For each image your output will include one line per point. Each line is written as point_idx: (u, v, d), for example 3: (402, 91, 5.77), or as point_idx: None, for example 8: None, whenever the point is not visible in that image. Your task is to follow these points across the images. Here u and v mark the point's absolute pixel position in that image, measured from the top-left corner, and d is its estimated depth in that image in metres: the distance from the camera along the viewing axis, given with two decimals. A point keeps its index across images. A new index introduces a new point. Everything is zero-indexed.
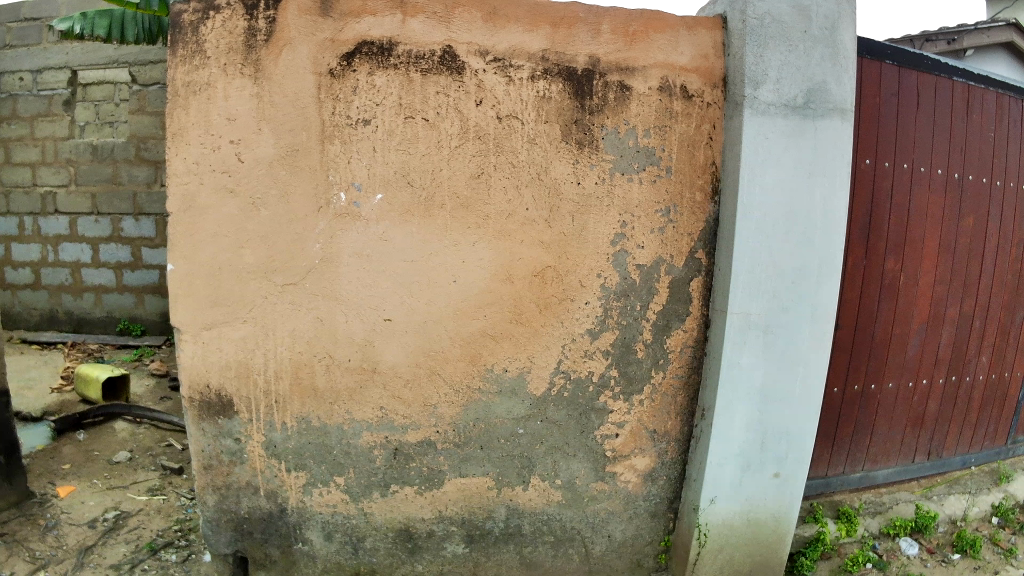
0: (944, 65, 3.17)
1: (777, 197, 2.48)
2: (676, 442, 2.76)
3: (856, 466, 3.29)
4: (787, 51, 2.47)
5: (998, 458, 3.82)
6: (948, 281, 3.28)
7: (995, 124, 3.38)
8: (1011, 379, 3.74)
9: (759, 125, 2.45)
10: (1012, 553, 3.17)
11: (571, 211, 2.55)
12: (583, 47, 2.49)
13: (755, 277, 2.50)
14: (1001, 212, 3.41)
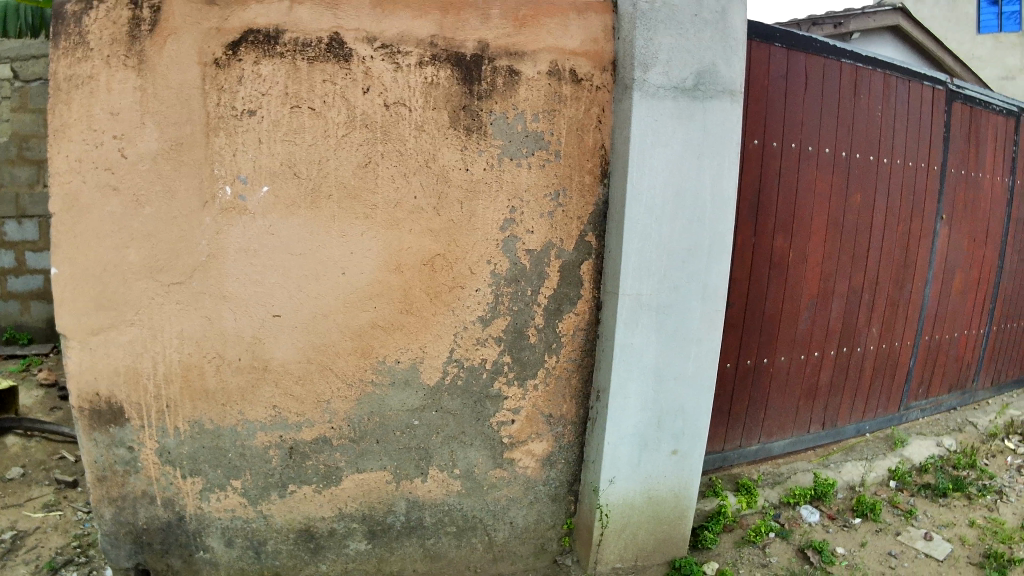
0: (834, 47, 3.16)
1: (666, 179, 2.46)
2: (571, 425, 2.77)
3: (752, 439, 3.30)
4: (677, 34, 2.46)
5: (891, 424, 3.95)
6: (837, 257, 3.36)
7: (882, 104, 3.44)
8: (902, 348, 3.86)
9: (650, 107, 2.43)
10: (910, 513, 3.25)
11: (459, 198, 2.52)
12: (472, 32, 2.46)
13: (645, 258, 2.46)
14: (887, 188, 3.50)
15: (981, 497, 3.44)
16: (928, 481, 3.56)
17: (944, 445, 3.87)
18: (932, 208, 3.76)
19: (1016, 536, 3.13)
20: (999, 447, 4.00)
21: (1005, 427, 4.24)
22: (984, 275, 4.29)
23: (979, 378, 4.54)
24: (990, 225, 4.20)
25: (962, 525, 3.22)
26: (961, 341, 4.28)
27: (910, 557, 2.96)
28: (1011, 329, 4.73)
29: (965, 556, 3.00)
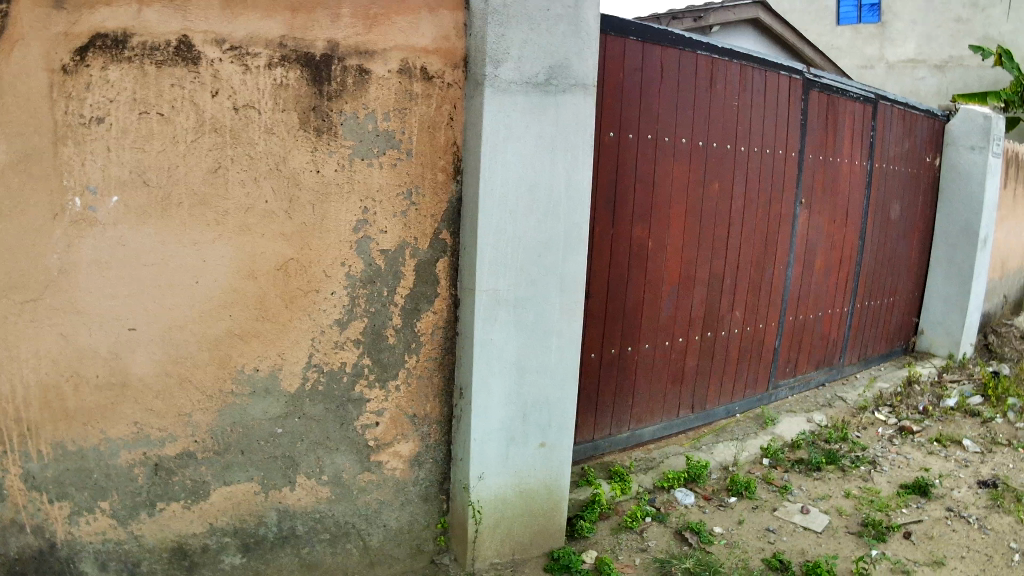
0: (689, 39, 3.21)
1: (518, 172, 2.38)
2: (437, 424, 2.75)
3: (622, 426, 3.33)
4: (528, 29, 2.36)
5: (760, 404, 4.07)
6: (696, 244, 3.43)
7: (738, 94, 3.52)
8: (767, 330, 3.98)
9: (501, 103, 2.33)
10: (785, 489, 3.32)
11: (311, 201, 2.45)
12: (322, 32, 2.39)
13: (500, 251, 2.37)
14: (744, 175, 3.60)
15: (853, 468, 3.58)
16: (800, 456, 3.66)
17: (814, 421, 3.99)
18: (790, 194, 3.90)
19: (891, 504, 3.29)
20: (869, 419, 4.16)
21: (872, 400, 4.42)
22: (845, 256, 4.48)
23: (846, 354, 4.74)
24: (849, 209, 4.40)
25: (836, 496, 3.32)
26: (825, 320, 4.44)
27: (789, 531, 3.00)
28: (873, 306, 4.93)
29: (843, 527, 3.09)
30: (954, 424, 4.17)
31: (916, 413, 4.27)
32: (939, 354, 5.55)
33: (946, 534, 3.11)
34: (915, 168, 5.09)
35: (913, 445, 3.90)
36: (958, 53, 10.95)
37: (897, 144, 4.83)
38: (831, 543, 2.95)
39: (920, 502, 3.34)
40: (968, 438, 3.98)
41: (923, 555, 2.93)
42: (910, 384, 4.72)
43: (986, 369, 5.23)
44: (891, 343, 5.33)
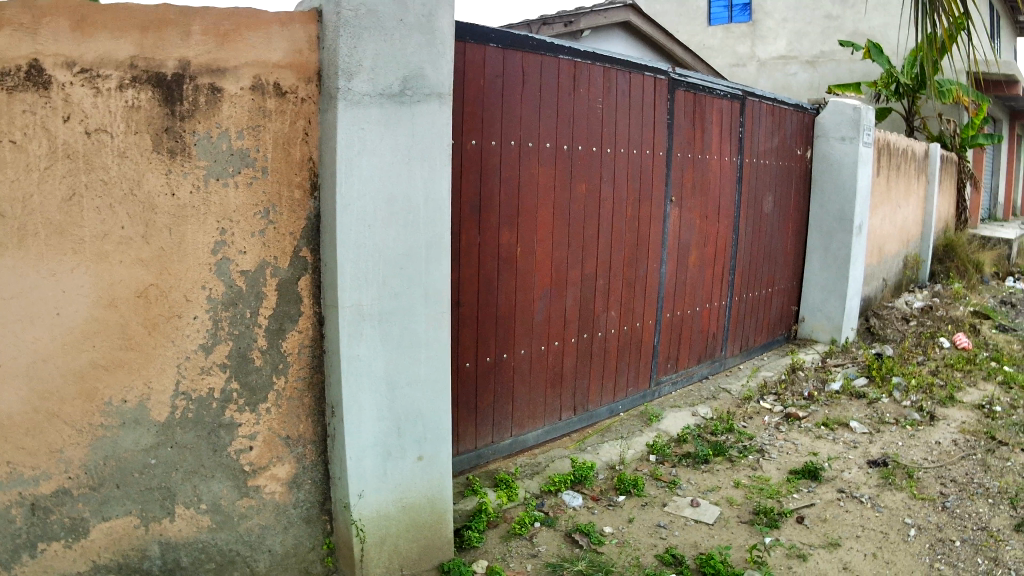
0: (550, 43, 3.23)
1: (375, 184, 2.35)
2: (312, 444, 2.66)
3: (504, 433, 3.32)
4: (381, 41, 2.32)
5: (643, 401, 4.15)
6: (566, 247, 3.45)
7: (602, 96, 3.55)
8: (644, 327, 4.05)
9: (355, 117, 2.29)
10: (674, 484, 3.35)
11: (168, 224, 2.34)
12: (173, 51, 2.31)
13: (361, 265, 2.34)
14: (612, 176, 3.64)
15: (741, 458, 3.67)
16: (687, 450, 3.70)
17: (699, 414, 4.09)
18: (659, 192, 3.98)
19: (782, 490, 3.37)
20: (755, 409, 4.33)
21: (756, 388, 4.59)
22: (719, 250, 4.60)
23: (726, 346, 4.89)
24: (721, 203, 4.53)
25: (727, 487, 3.37)
26: (703, 314, 4.55)
27: (680, 526, 3.02)
28: (752, 297, 5.09)
29: (734, 517, 3.12)
30: (840, 406, 4.43)
31: (801, 399, 4.51)
32: (821, 339, 5.71)
33: (839, 515, 3.21)
34: (786, 161, 5.28)
35: (800, 430, 4.09)
36: (829, 48, 11.83)
37: (767, 138, 4.99)
38: (725, 533, 2.98)
39: (811, 486, 3.44)
40: (856, 420, 4.24)
41: (817, 538, 3.00)
42: (794, 371, 4.90)
43: (867, 351, 5.43)
44: (772, 333, 5.51)
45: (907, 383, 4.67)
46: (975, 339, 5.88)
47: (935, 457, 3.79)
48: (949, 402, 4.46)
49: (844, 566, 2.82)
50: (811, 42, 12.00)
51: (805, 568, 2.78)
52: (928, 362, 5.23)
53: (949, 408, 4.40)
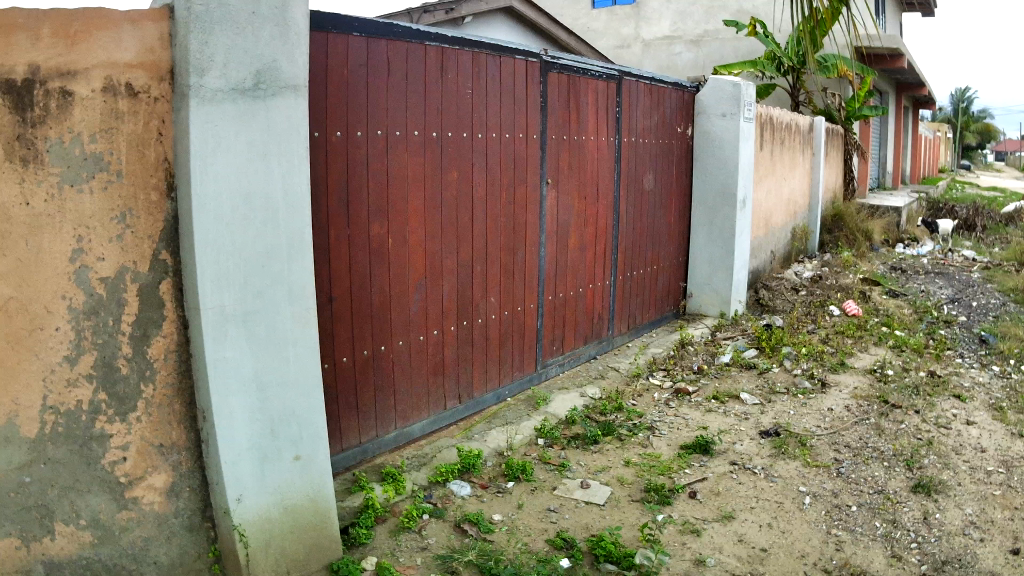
0: (415, 31, 3.23)
1: (231, 182, 2.31)
2: (187, 451, 2.55)
3: (389, 427, 3.33)
4: (233, 36, 2.28)
5: (529, 385, 4.23)
6: (439, 236, 3.47)
7: (472, 81, 3.57)
8: (525, 311, 4.11)
9: (208, 114, 2.25)
10: (563, 466, 3.45)
11: (24, 235, 2.27)
12: (21, 56, 2.23)
13: (222, 266, 2.31)
14: (484, 162, 3.68)
15: (631, 436, 3.85)
16: (577, 432, 3.81)
17: (587, 395, 4.23)
18: (534, 176, 4.03)
19: (673, 467, 3.56)
20: (644, 386, 4.52)
21: (645, 366, 4.81)
22: (600, 230, 4.70)
23: (613, 326, 5.01)
24: (599, 184, 4.63)
25: (617, 467, 3.52)
26: (586, 295, 4.65)
27: (570, 508, 3.12)
28: (636, 276, 5.22)
29: (625, 496, 3.26)
30: (731, 379, 4.78)
31: (691, 373, 4.78)
32: (710, 313, 5.92)
33: (731, 488, 3.42)
34: (667, 139, 5.40)
35: (690, 405, 4.35)
36: (712, 27, 12.56)
37: (644, 117, 5.10)
38: (616, 513, 3.10)
39: (702, 460, 3.67)
40: (747, 391, 4.60)
41: (711, 512, 3.18)
42: (683, 346, 5.19)
43: (756, 323, 5.78)
44: (661, 310, 5.65)
45: (798, 352, 5.22)
46: (864, 306, 6.60)
47: (827, 423, 4.23)
48: (840, 368, 5.07)
49: (738, 537, 3.01)
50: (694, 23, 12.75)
51: (698, 543, 2.93)
52: (818, 331, 5.93)
53: (840, 374, 5.01)
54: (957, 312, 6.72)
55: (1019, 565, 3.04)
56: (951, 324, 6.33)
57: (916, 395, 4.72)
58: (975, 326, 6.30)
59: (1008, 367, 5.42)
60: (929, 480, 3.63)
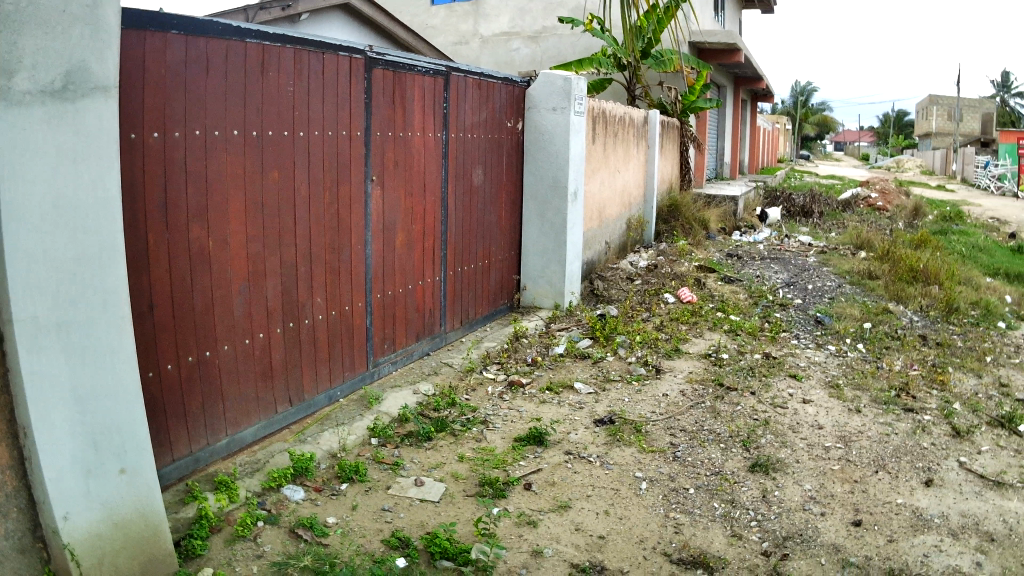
0: (234, 27, 3.16)
1: (42, 187, 2.20)
2: (12, 469, 2.28)
3: (220, 435, 3.27)
4: (41, 34, 2.17)
5: (362, 384, 4.21)
6: (262, 237, 3.41)
7: (294, 78, 3.53)
8: (354, 311, 4.09)
9: (14, 117, 2.12)
10: (397, 465, 3.52)
11: None
12: None
13: (36, 275, 2.20)
14: (307, 160, 3.64)
15: (464, 431, 3.96)
16: (410, 429, 3.89)
17: (421, 392, 4.28)
18: (359, 174, 4.01)
19: (508, 460, 3.71)
20: (478, 380, 4.63)
21: (478, 360, 4.89)
22: (428, 226, 4.71)
23: (445, 322, 5.04)
24: (427, 180, 4.64)
25: (451, 462, 3.63)
26: (416, 292, 4.65)
27: (405, 507, 3.20)
28: (468, 271, 5.26)
29: (460, 492, 3.38)
30: (564, 369, 4.96)
31: (525, 365, 4.93)
32: (545, 306, 6.02)
33: (567, 477, 3.63)
34: (496, 133, 5.46)
35: (524, 397, 4.50)
36: (549, 24, 13.09)
37: (474, 112, 5.15)
38: (451, 509, 3.21)
39: (537, 451, 3.85)
40: (581, 380, 4.82)
41: (546, 503, 3.37)
42: (516, 340, 5.28)
43: (590, 313, 5.97)
44: (494, 303, 5.73)
45: (631, 340, 5.48)
46: (699, 293, 6.94)
47: (662, 409, 4.51)
48: (674, 354, 5.38)
49: (575, 527, 3.22)
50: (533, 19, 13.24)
51: (534, 534, 3.11)
52: (654, 318, 6.16)
53: (675, 359, 5.31)
54: (792, 295, 7.19)
55: (862, 536, 3.43)
56: (786, 308, 6.77)
57: (751, 376, 5.12)
58: (809, 309, 6.79)
59: (843, 347, 5.93)
60: (766, 459, 4.00)
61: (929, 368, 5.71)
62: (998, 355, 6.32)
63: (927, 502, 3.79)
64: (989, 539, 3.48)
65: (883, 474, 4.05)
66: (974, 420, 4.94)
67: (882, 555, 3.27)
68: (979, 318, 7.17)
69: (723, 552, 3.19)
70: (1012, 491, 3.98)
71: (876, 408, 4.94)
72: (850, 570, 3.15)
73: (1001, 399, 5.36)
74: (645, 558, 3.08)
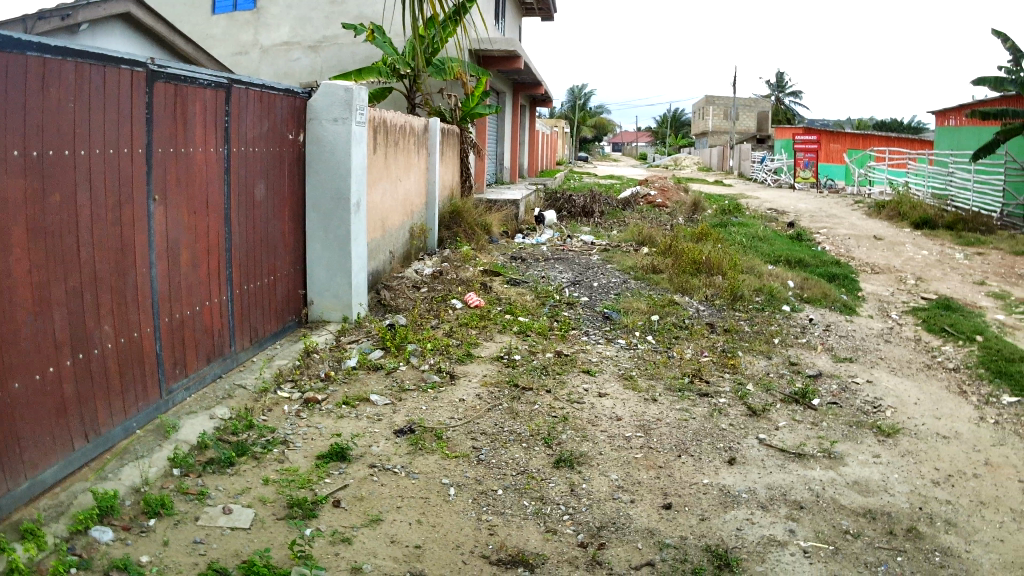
0: (13, 40, 3.07)
1: None
2: None
3: (18, 479, 3.15)
4: None
5: (157, 414, 4.11)
6: (45, 264, 3.31)
7: (74, 93, 3.45)
8: (143, 337, 3.99)
9: None
10: (203, 495, 3.51)
11: None
12: None
13: None
14: (88, 181, 3.55)
15: (265, 453, 3.98)
16: (210, 456, 3.87)
17: (217, 416, 4.24)
18: (141, 192, 3.94)
19: (313, 478, 3.77)
20: (273, 400, 4.62)
21: (271, 379, 4.86)
22: (211, 244, 4.66)
23: (235, 342, 4.96)
24: (208, 196, 4.61)
25: (256, 486, 3.65)
26: (204, 313, 4.58)
27: (217, 537, 3.21)
28: (255, 289, 5.21)
29: (270, 515, 3.41)
30: (358, 382, 5.04)
31: (318, 381, 4.96)
32: (333, 319, 6.02)
33: (374, 491, 3.72)
34: (277, 146, 5.45)
35: (321, 413, 4.55)
36: (331, 34, 13.80)
37: (254, 125, 5.13)
38: (263, 535, 3.25)
39: (341, 467, 3.92)
40: (377, 392, 4.90)
41: (358, 518, 3.46)
42: (308, 355, 5.25)
43: (379, 323, 6.06)
44: (283, 320, 5.65)
45: (422, 348, 5.62)
46: (485, 296, 7.19)
47: (460, 414, 4.68)
48: (467, 359, 5.58)
49: (390, 540, 3.33)
50: (314, 28, 13.88)
51: (350, 551, 3.21)
52: (442, 324, 6.29)
53: (467, 364, 5.52)
54: (579, 294, 7.57)
55: (674, 518, 3.76)
56: (574, 306, 7.13)
57: (545, 374, 5.42)
58: (596, 305, 7.18)
59: (631, 340, 6.33)
60: (569, 454, 4.25)
61: (719, 353, 6.26)
62: (784, 336, 7.01)
63: (732, 479, 4.22)
64: (796, 508, 3.96)
65: (686, 458, 4.42)
66: (769, 398, 5.51)
67: (695, 534, 3.62)
68: (761, 305, 7.86)
69: (540, 548, 3.40)
70: (813, 462, 4.56)
71: (672, 396, 5.33)
72: (667, 551, 3.47)
73: (791, 377, 6.01)
74: (465, 562, 3.25)
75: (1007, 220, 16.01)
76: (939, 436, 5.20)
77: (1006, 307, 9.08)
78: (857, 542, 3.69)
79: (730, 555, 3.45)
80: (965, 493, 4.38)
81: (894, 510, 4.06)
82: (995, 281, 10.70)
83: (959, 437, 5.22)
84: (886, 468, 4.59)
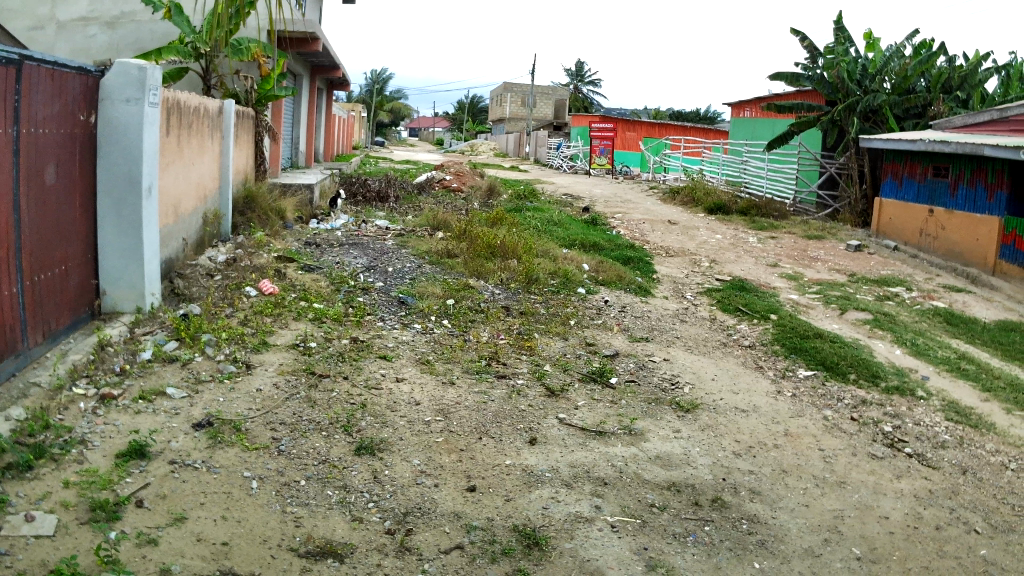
0: None
1: None
2: None
3: None
4: None
5: None
6: None
7: None
8: None
9: None
10: (2, 502, 3.32)
11: None
12: None
13: None
14: None
15: (64, 454, 3.80)
16: (7, 459, 3.63)
17: (11, 417, 3.96)
18: None
19: (113, 478, 3.64)
20: (69, 397, 4.39)
21: (65, 374, 4.60)
22: None
23: (27, 336, 4.66)
24: None
25: (57, 491, 3.49)
26: None
27: (22, 547, 3.07)
28: (46, 280, 4.91)
29: (73, 520, 3.28)
30: (155, 375, 4.88)
31: (114, 376, 4.76)
32: (125, 310, 5.74)
33: (176, 488, 3.64)
34: (68, 127, 5.17)
35: (118, 409, 4.38)
36: (128, 9, 13.24)
37: (45, 105, 4.85)
38: (69, 542, 3.14)
39: (141, 465, 3.80)
40: (172, 385, 4.77)
41: (162, 518, 3.39)
42: (101, 349, 4.99)
43: (173, 313, 5.86)
44: (75, 312, 5.32)
45: (217, 338, 5.48)
46: (279, 283, 7.08)
47: (257, 404, 4.63)
48: (262, 347, 5.51)
49: (197, 538, 3.28)
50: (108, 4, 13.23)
51: (157, 552, 3.15)
52: (236, 313, 6.16)
53: (263, 353, 5.45)
54: (373, 279, 7.59)
55: (479, 500, 3.89)
56: (368, 291, 7.15)
57: (340, 361, 5.43)
58: (391, 290, 7.23)
59: (427, 325, 6.43)
60: (369, 442, 4.29)
61: (515, 336, 6.47)
62: (580, 318, 7.32)
63: (535, 459, 4.40)
64: (600, 484, 4.18)
65: (487, 440, 4.57)
66: (567, 378, 5.76)
67: (502, 515, 3.77)
68: (555, 287, 8.16)
69: (348, 538, 3.44)
70: (614, 439, 4.82)
71: (470, 379, 5.47)
72: (475, 533, 3.59)
73: (588, 357, 6.29)
74: (274, 556, 3.25)
75: (800, 206, 17.40)
76: (736, 409, 5.60)
77: (798, 288, 9.84)
78: (663, 515, 3.94)
79: (538, 534, 3.62)
80: (767, 462, 4.77)
81: (697, 482, 4.37)
82: (786, 264, 11.53)
83: (757, 410, 5.64)
84: (687, 442, 4.90)
